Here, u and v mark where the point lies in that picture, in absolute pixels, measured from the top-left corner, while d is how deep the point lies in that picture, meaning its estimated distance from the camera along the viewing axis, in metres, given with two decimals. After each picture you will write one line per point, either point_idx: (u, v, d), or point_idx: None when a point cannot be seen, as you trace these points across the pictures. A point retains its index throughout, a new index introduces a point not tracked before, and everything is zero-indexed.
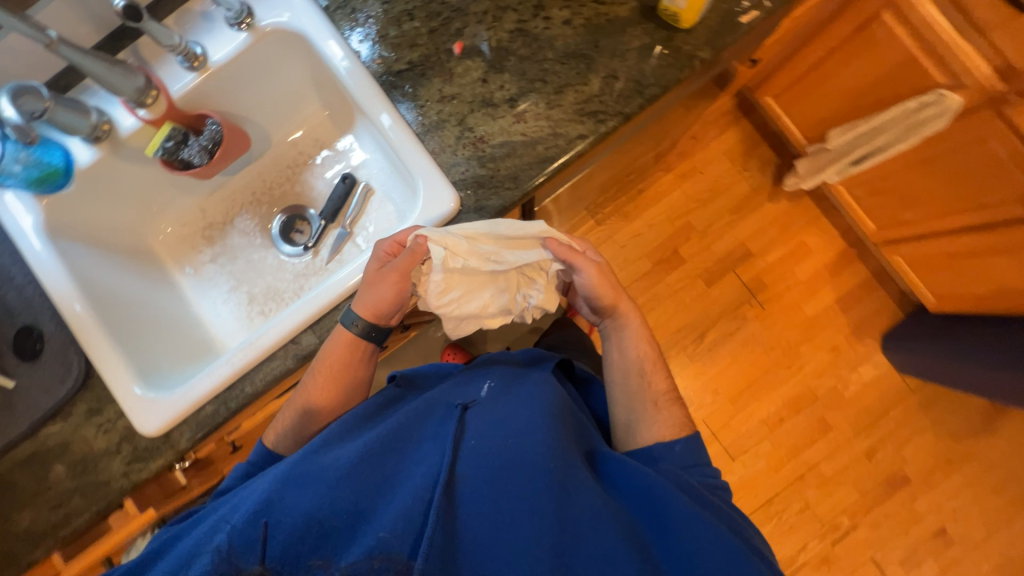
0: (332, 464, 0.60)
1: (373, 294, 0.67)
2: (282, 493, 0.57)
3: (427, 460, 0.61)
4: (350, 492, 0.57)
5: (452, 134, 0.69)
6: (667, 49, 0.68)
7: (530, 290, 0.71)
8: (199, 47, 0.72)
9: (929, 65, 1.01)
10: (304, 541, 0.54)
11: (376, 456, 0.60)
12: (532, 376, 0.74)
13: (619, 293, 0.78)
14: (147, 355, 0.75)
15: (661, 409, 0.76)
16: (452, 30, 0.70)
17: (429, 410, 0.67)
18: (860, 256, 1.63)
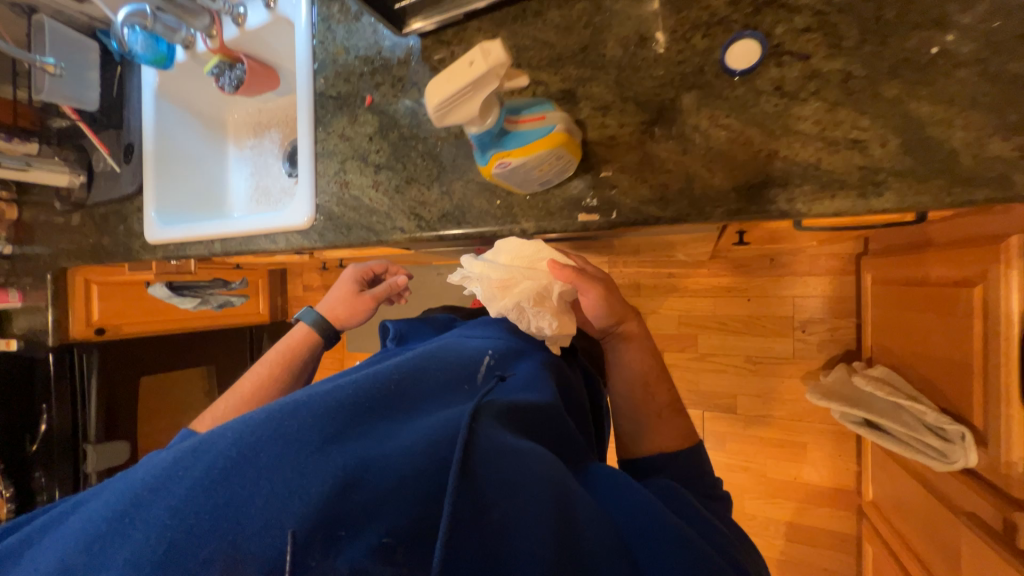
0: (293, 403, 0.42)
1: (342, 303, 0.86)
2: (262, 445, 0.38)
3: (414, 425, 0.43)
4: (343, 453, 0.38)
5: (332, 167, 0.82)
6: (502, 201, 0.66)
7: (543, 321, 0.64)
8: (242, 9, 0.95)
9: (975, 387, 0.67)
10: (305, 521, 0.34)
11: (371, 408, 0.44)
12: (529, 360, 0.63)
13: (627, 311, 0.71)
14: (175, 192, 1.13)
15: (659, 424, 0.68)
16: (374, 81, 0.77)
17: (424, 373, 0.52)
18: (857, 508, 1.28)
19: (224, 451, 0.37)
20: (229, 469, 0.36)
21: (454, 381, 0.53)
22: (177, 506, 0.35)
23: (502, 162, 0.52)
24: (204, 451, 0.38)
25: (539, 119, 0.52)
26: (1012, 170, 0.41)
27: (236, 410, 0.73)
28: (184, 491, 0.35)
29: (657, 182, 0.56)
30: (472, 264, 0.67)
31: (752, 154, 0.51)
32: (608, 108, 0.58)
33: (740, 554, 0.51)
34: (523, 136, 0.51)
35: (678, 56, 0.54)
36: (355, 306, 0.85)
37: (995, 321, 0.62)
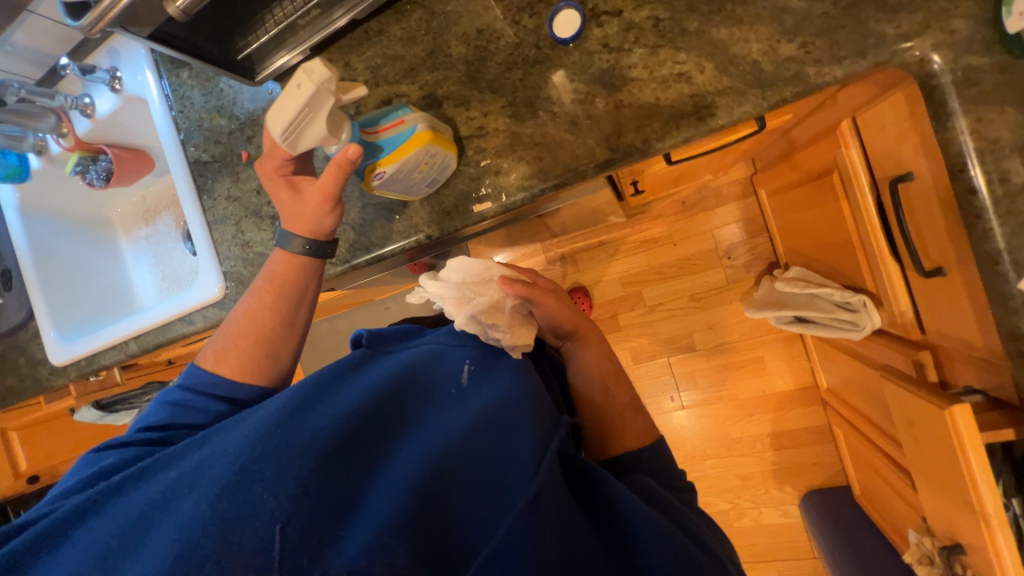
0: (301, 423, 0.46)
1: (297, 207, 0.61)
2: (266, 461, 0.42)
3: (413, 442, 0.48)
4: (340, 475, 0.44)
5: (229, 231, 0.80)
6: (401, 217, 0.67)
7: (498, 330, 0.65)
8: (87, 99, 0.92)
9: (861, 259, 0.75)
10: (303, 533, 0.39)
11: (366, 426, 0.48)
12: (506, 362, 0.63)
13: (578, 316, 0.76)
14: (73, 306, 1.06)
15: (626, 422, 0.74)
16: (246, 135, 0.76)
17: (416, 377, 0.56)
18: (823, 400, 1.38)
19: (229, 467, 0.41)
20: (235, 482, 0.41)
21: (441, 381, 0.57)
22: (189, 518, 0.39)
23: (377, 173, 0.55)
24: (214, 466, 0.42)
25: (399, 122, 0.54)
26: (804, 66, 0.47)
27: (242, 351, 0.61)
28: (197, 501, 0.40)
29: (533, 157, 0.59)
30: (429, 284, 0.67)
31: (602, 109, 0.55)
32: (470, 101, 0.61)
33: (706, 537, 0.57)
34: (389, 144, 0.54)
35: (515, 40, 0.58)
36: (303, 206, 0.60)
37: (857, 197, 0.70)
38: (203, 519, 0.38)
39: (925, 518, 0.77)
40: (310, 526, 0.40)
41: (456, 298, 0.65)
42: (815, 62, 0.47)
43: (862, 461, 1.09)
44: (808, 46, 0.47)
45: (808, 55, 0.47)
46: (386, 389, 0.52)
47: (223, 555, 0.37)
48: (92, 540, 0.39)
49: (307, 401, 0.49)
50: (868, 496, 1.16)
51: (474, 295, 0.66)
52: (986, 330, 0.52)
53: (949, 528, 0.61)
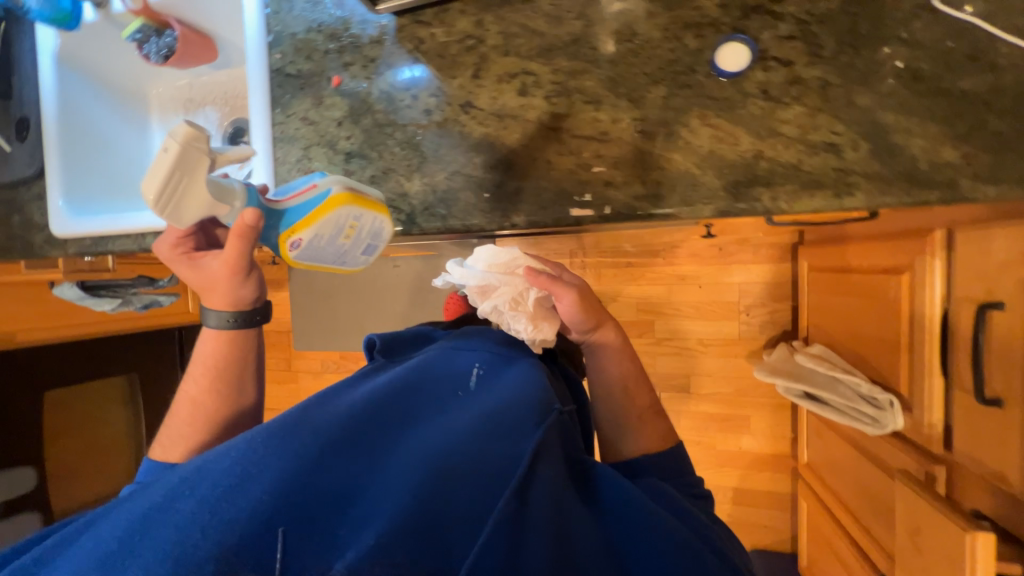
0: (302, 432, 0.52)
1: (209, 285, 0.67)
2: (265, 467, 0.48)
3: (409, 448, 0.53)
4: (333, 477, 0.48)
5: (295, 154, 0.75)
6: (490, 196, 0.64)
7: (519, 322, 0.78)
8: None
9: (902, 361, 0.77)
10: (300, 528, 0.43)
11: (358, 435, 0.53)
12: (514, 369, 0.69)
13: (602, 315, 0.79)
14: (88, 180, 0.98)
15: (643, 425, 0.76)
16: (341, 60, 0.71)
17: (414, 395, 0.62)
18: (793, 470, 1.43)
19: (233, 474, 0.47)
20: (239, 483, 0.46)
21: (438, 396, 0.63)
22: (190, 519, 0.43)
23: (295, 241, 0.58)
24: (215, 473, 0.48)
25: (312, 187, 0.58)
26: (959, 176, 0.47)
27: (182, 432, 0.70)
28: (199, 503, 0.45)
29: (649, 179, 0.57)
30: (458, 270, 0.82)
31: (738, 153, 0.54)
32: (601, 103, 0.58)
33: (720, 539, 0.58)
34: (302, 208, 0.57)
35: (670, 56, 0.55)
36: (213, 279, 0.66)
37: (921, 306, 0.72)
38: (208, 516, 0.43)
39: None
40: (298, 523, 0.43)
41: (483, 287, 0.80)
42: (971, 176, 0.47)
43: (820, 539, 1.14)
44: (969, 158, 0.47)
45: (968, 167, 0.47)
46: (380, 401, 0.58)
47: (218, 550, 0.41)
48: (101, 542, 0.44)
49: (307, 416, 0.56)
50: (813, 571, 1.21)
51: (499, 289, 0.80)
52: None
53: None
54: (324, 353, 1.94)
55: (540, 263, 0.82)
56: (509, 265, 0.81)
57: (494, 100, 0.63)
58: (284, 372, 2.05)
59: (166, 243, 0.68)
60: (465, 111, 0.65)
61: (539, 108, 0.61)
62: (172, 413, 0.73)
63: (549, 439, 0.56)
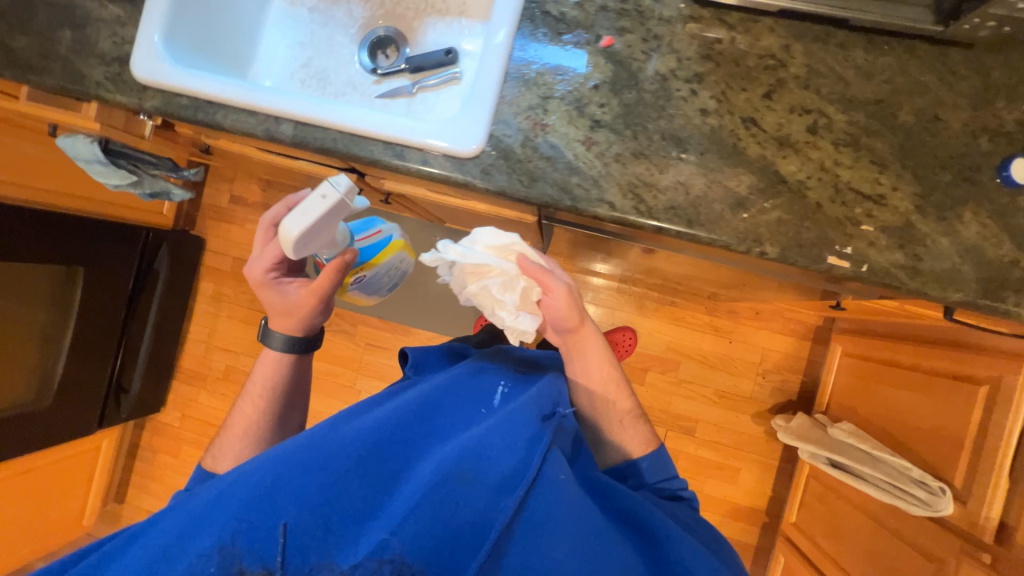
0: (334, 445, 0.61)
1: (292, 313, 0.81)
2: (292, 478, 0.57)
3: (427, 458, 0.63)
4: (357, 485, 0.58)
5: (530, 100, 0.66)
6: (748, 217, 0.62)
7: (510, 312, 0.73)
8: None
9: (963, 458, 0.90)
10: (321, 532, 0.53)
11: (379, 446, 0.62)
12: (538, 383, 0.79)
13: (586, 316, 0.81)
14: (190, 27, 0.79)
15: (624, 429, 0.85)
16: (617, 23, 0.66)
17: (440, 406, 0.71)
18: (763, 524, 1.56)
19: (263, 483, 0.57)
20: (269, 491, 0.56)
21: (461, 409, 0.72)
22: (231, 526, 0.53)
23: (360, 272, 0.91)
24: (247, 483, 0.58)
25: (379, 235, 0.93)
26: None
27: (237, 441, 0.81)
28: (236, 510, 0.55)
29: (911, 252, 0.60)
30: (447, 250, 0.73)
31: (997, 256, 0.59)
32: (886, 168, 0.61)
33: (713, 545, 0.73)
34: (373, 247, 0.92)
35: (960, 149, 0.60)
36: (295, 308, 0.81)
37: (999, 415, 0.85)
38: (244, 521, 0.54)
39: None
40: (325, 528, 0.54)
41: (475, 271, 0.73)
42: None
43: None
44: None
45: None
46: (404, 413, 0.67)
47: (253, 555, 0.52)
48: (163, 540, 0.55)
49: (335, 427, 0.66)
50: None
51: (490, 272, 0.73)
52: None
53: None
54: None
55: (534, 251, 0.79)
56: (504, 248, 0.74)
57: (779, 126, 0.62)
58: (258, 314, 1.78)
59: (258, 268, 0.81)
60: (745, 125, 0.63)
61: (824, 151, 0.62)
62: (224, 429, 0.84)
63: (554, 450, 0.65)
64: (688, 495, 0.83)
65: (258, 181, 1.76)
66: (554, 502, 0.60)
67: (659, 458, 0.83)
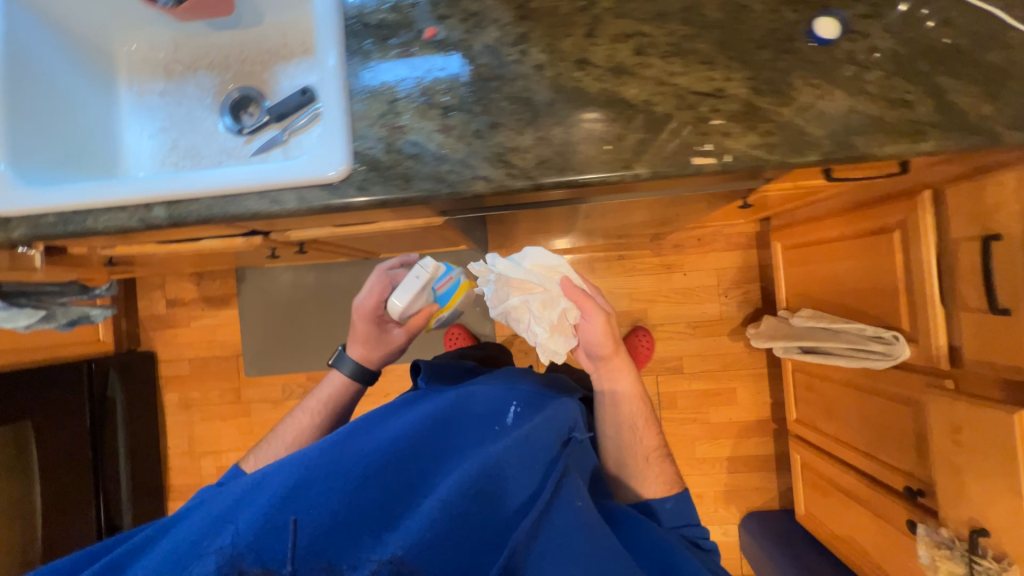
0: (354, 459, 0.60)
1: (378, 348, 0.97)
2: (311, 486, 0.56)
3: (448, 471, 0.61)
4: (375, 493, 0.57)
5: (379, 108, 0.68)
6: (610, 149, 0.65)
7: (540, 324, 0.79)
8: None
9: (902, 301, 0.95)
10: (338, 539, 0.51)
11: (400, 457, 0.60)
12: (551, 399, 0.78)
13: (620, 343, 0.82)
14: (38, 146, 0.78)
15: (651, 467, 0.83)
16: (435, 13, 0.68)
17: (456, 416, 0.69)
18: (775, 432, 1.60)
19: (284, 488, 0.56)
20: (289, 496, 0.55)
21: (479, 420, 0.70)
22: (251, 522, 0.52)
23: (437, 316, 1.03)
24: (267, 490, 0.56)
25: (448, 280, 1.00)
26: (995, 125, 0.61)
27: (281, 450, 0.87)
28: (253, 517, 0.53)
29: (761, 130, 0.64)
30: (496, 262, 0.81)
31: (837, 109, 0.63)
32: (715, 63, 0.65)
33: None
34: (446, 296, 1.00)
35: (769, 27, 0.64)
36: (386, 343, 0.98)
37: (915, 252, 0.90)
38: (263, 526, 0.52)
39: (908, 519, 0.93)
40: (338, 533, 0.52)
41: (521, 286, 0.80)
42: (1002, 124, 0.61)
43: (820, 483, 1.29)
44: (1000, 111, 0.61)
45: (1002, 119, 0.61)
46: (426, 426, 0.66)
47: (264, 555, 0.49)
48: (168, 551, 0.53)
49: (356, 439, 0.64)
50: (812, 514, 1.36)
51: (533, 288, 0.80)
52: None
53: (970, 517, 0.77)
54: (288, 376, 1.73)
55: (579, 275, 0.84)
56: (552, 269, 0.81)
57: (610, 57, 0.66)
58: (231, 406, 1.74)
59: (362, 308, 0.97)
60: (580, 67, 0.66)
61: (655, 67, 0.65)
62: (272, 434, 0.91)
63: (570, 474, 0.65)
64: (710, 546, 0.79)
65: (190, 278, 1.73)
66: (572, 528, 0.59)
67: (683, 502, 0.81)
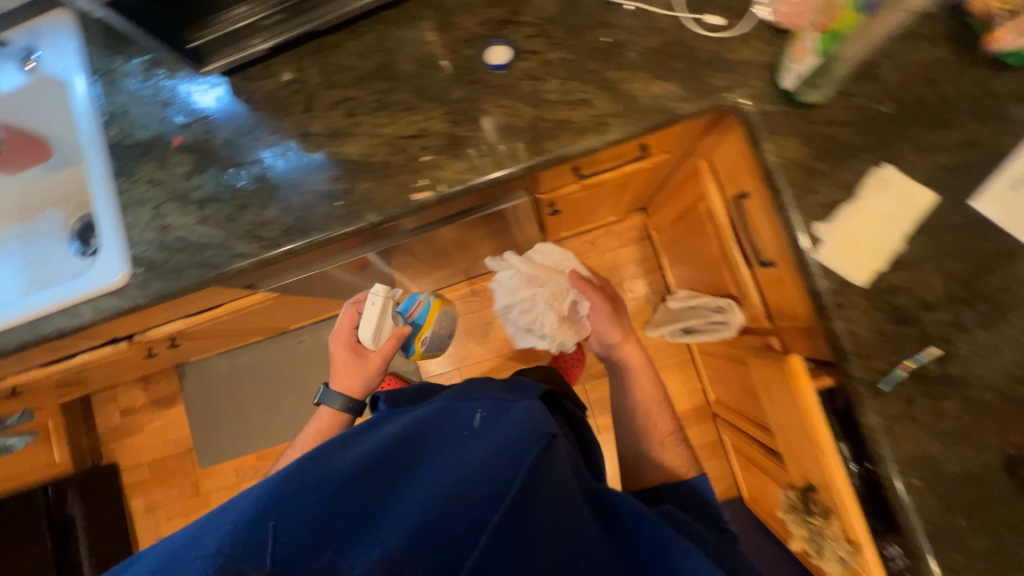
0: (333, 470, 0.55)
1: (354, 377, 0.95)
2: (288, 495, 0.50)
3: (427, 473, 0.57)
4: (356, 498, 0.52)
5: (146, 215, 0.76)
6: (342, 203, 0.71)
7: (549, 313, 1.05)
8: None
9: (724, 268, 0.96)
10: (319, 544, 0.45)
11: (379, 465, 0.57)
12: (516, 405, 0.76)
13: (629, 333, 1.03)
14: None
15: (666, 449, 0.91)
16: (181, 123, 0.78)
17: (428, 429, 0.66)
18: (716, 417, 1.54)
19: (257, 501, 0.50)
20: (264, 505, 0.49)
21: (453, 429, 0.67)
22: (220, 533, 0.45)
23: (422, 340, 0.99)
24: (236, 505, 0.50)
25: (418, 303, 0.99)
26: (667, 102, 0.66)
27: None
28: (226, 528, 0.46)
29: (466, 156, 0.69)
30: (511, 259, 1.02)
31: (527, 121, 0.68)
32: (415, 108, 0.71)
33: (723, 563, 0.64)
34: (422, 318, 0.98)
35: (453, 66, 0.71)
36: (364, 369, 0.95)
37: (715, 219, 0.92)
38: (237, 536, 0.45)
39: (778, 487, 0.89)
40: (323, 535, 0.46)
41: (533, 280, 1.03)
42: (673, 100, 0.66)
43: (744, 463, 1.24)
44: (669, 89, 0.66)
45: (670, 95, 0.66)
46: (400, 439, 0.63)
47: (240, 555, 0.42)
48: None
49: (331, 454, 0.59)
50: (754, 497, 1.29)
51: (545, 282, 1.03)
52: (803, 303, 0.69)
53: (804, 474, 0.73)
54: (239, 460, 1.78)
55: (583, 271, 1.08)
56: (559, 266, 1.05)
57: (327, 125, 0.73)
58: (192, 499, 1.79)
59: (338, 339, 0.96)
60: (304, 140, 0.74)
61: (366, 123, 0.73)
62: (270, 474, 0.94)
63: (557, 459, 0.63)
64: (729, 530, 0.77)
65: (137, 384, 1.84)
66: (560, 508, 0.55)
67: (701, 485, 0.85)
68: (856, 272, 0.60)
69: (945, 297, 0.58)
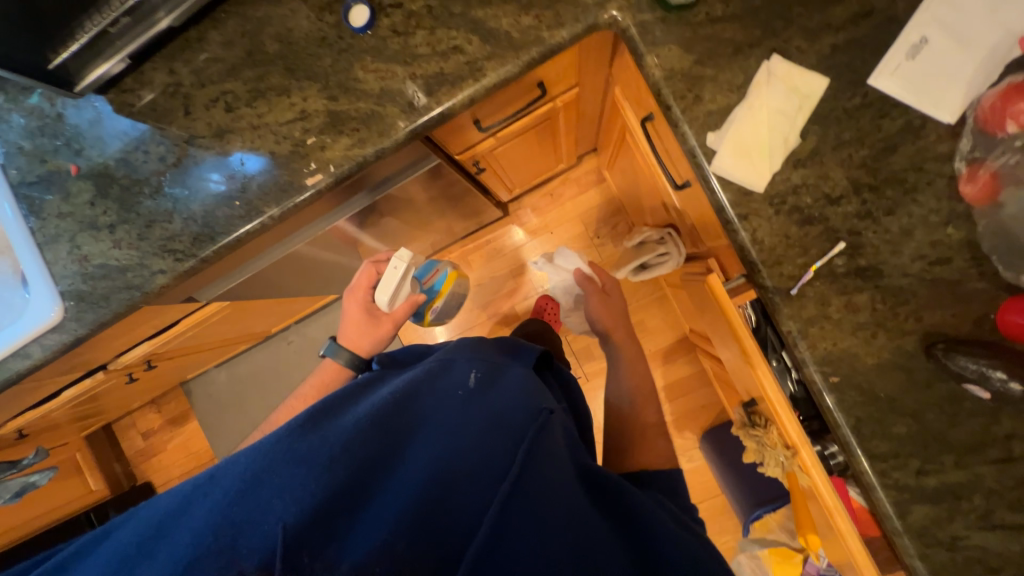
0: (323, 439, 0.47)
1: (360, 334, 0.88)
2: (275, 470, 0.43)
3: (424, 444, 0.49)
4: (348, 473, 0.45)
5: (63, 248, 0.77)
6: (241, 202, 0.70)
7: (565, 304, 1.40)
8: None
9: (659, 197, 0.93)
10: (308, 533, 0.40)
11: (373, 431, 0.48)
12: (512, 370, 0.67)
13: (620, 326, 1.13)
14: None
15: (654, 438, 0.82)
16: (73, 151, 0.77)
17: (425, 385, 0.56)
18: None
19: (243, 475, 0.43)
20: (251, 481, 0.42)
21: (452, 386, 0.58)
22: (206, 519, 0.40)
23: (433, 307, 1.05)
24: (221, 478, 0.44)
25: (436, 270, 1.05)
26: (540, 31, 0.62)
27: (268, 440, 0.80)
28: (211, 511, 0.41)
29: (350, 131, 0.67)
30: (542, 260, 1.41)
31: (403, 81, 0.65)
32: (290, 90, 0.69)
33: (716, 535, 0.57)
34: (439, 283, 1.04)
35: (319, 38, 0.68)
36: (371, 329, 0.89)
37: (639, 148, 0.88)
38: (226, 519, 0.40)
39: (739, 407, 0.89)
40: (313, 522, 0.40)
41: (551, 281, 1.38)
42: (546, 27, 0.62)
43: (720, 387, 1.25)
44: (539, 17, 0.62)
45: (541, 23, 0.62)
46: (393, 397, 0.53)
47: (238, 552, 0.38)
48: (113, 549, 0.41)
49: (321, 415, 0.50)
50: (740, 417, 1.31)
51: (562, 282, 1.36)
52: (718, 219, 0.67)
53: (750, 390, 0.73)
54: None
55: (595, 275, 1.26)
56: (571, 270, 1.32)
57: (210, 124, 0.72)
58: None
59: (355, 292, 0.90)
60: (192, 144, 0.72)
61: (247, 116, 0.70)
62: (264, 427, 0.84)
63: (555, 438, 0.55)
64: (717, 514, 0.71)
65: (150, 408, 1.93)
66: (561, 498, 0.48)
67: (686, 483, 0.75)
68: (753, 179, 0.57)
69: (849, 187, 0.56)
